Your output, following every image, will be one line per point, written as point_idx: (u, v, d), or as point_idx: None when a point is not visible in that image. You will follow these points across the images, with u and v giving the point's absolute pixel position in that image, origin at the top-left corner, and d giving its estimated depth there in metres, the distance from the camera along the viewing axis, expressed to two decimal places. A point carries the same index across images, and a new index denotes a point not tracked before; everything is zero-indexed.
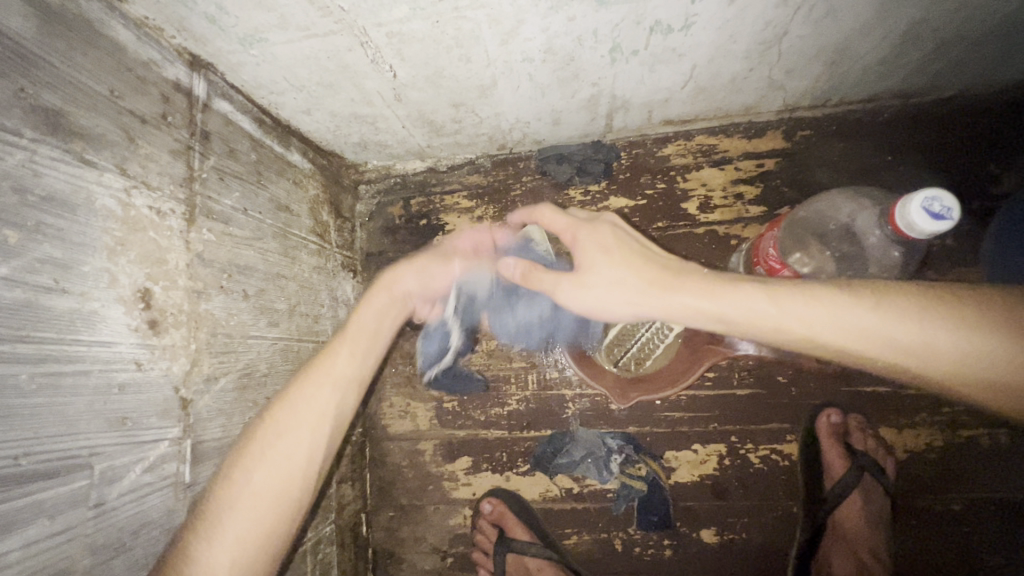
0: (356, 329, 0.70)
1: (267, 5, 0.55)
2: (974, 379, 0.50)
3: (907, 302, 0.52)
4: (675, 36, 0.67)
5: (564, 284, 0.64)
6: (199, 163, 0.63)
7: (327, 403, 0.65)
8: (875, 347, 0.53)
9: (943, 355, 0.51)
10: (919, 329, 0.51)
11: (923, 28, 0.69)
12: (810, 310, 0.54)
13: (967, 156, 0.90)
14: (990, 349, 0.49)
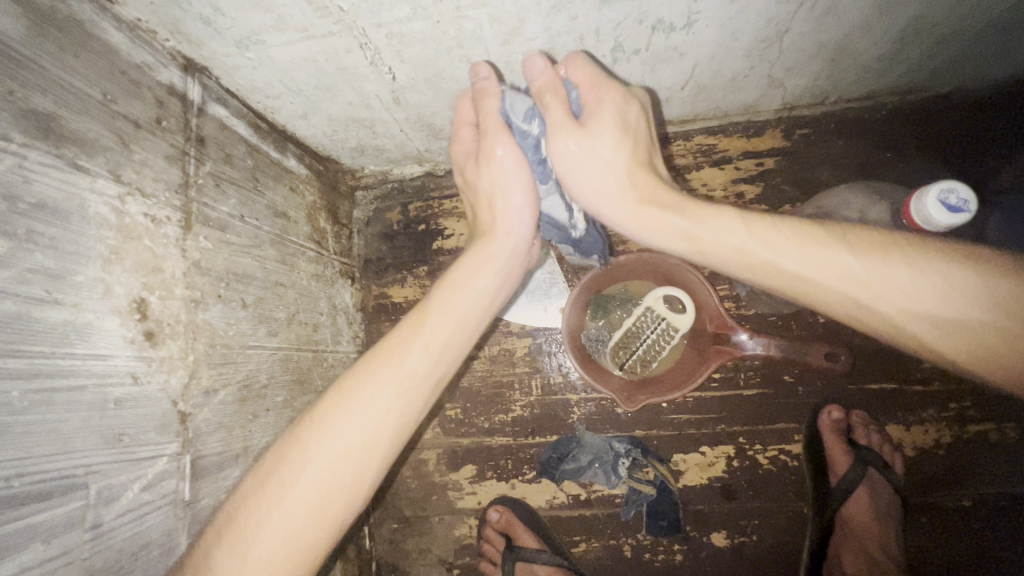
0: (446, 310, 0.62)
1: (265, 5, 0.54)
2: (933, 323, 0.47)
3: (877, 240, 0.49)
4: (677, 34, 0.67)
5: (561, 134, 0.58)
6: (195, 169, 0.61)
7: (393, 407, 0.57)
8: (834, 281, 0.50)
9: (904, 293, 0.48)
10: (883, 266, 0.48)
11: (924, 23, 0.69)
12: (779, 238, 0.52)
13: (965, 152, 0.91)
14: (950, 292, 0.46)
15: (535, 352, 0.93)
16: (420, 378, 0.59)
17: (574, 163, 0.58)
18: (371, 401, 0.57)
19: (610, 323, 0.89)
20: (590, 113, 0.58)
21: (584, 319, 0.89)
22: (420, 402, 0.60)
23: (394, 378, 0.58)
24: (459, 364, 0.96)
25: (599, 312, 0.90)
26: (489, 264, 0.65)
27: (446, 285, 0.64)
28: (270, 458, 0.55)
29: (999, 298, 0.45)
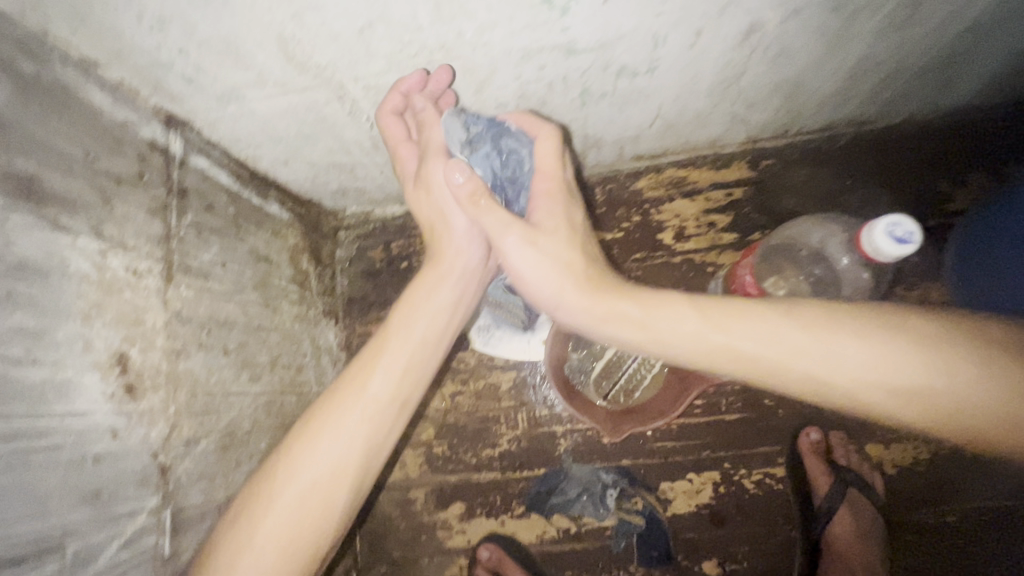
0: (405, 333, 0.64)
1: (245, 63, 0.56)
2: (889, 393, 0.48)
3: (822, 314, 0.51)
4: (641, 78, 0.70)
5: (513, 232, 0.60)
6: (176, 220, 0.62)
7: (355, 439, 0.59)
8: (789, 360, 0.51)
9: (855, 366, 0.49)
10: (832, 340, 0.50)
11: (869, 62, 0.74)
12: (732, 320, 0.54)
13: (921, 178, 0.95)
14: (896, 360, 0.48)
15: (520, 385, 0.94)
16: (385, 403, 0.61)
17: (527, 257, 0.60)
18: (336, 430, 0.58)
19: (593, 353, 0.90)
20: (538, 215, 0.63)
21: (565, 350, 0.89)
22: (386, 426, 0.62)
23: (356, 407, 0.59)
24: (445, 400, 0.96)
25: (581, 343, 0.90)
26: (444, 284, 0.67)
27: (403, 305, 0.66)
28: (244, 492, 0.58)
29: (942, 362, 0.47)
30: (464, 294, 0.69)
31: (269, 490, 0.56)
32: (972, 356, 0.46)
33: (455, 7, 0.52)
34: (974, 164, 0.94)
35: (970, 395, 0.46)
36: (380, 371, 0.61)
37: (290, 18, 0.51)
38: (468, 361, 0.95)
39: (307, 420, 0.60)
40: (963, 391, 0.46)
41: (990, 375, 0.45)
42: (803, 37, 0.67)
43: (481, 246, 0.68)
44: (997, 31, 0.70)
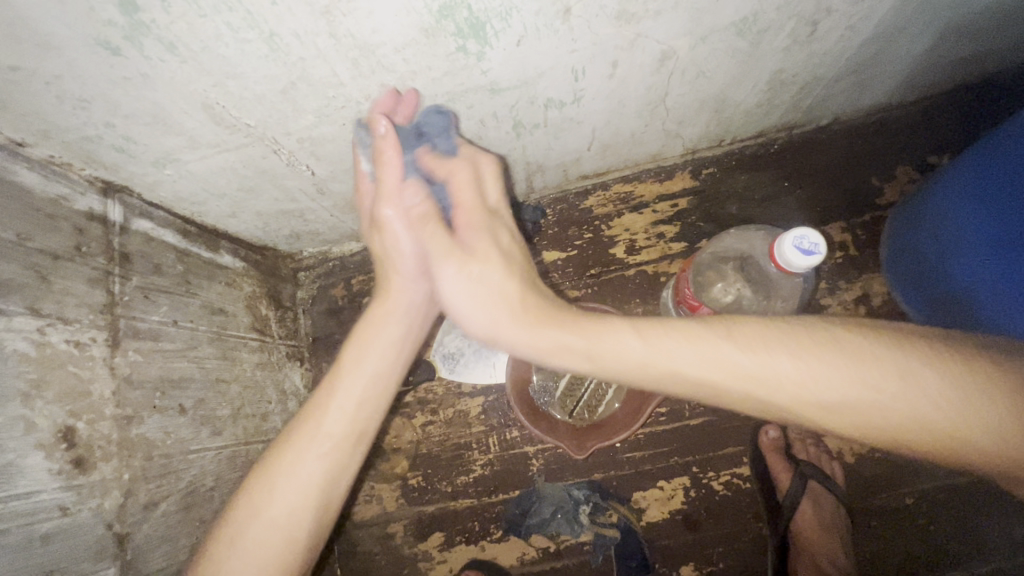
0: (356, 368, 0.65)
1: (175, 129, 0.58)
2: (824, 409, 0.50)
3: (759, 333, 0.53)
4: (569, 108, 0.73)
5: (448, 264, 0.61)
6: (121, 286, 0.63)
7: (312, 476, 0.61)
8: (725, 381, 0.53)
9: (803, 392, 0.51)
10: (770, 360, 0.52)
11: (784, 74, 0.79)
12: (678, 342, 0.54)
13: (853, 174, 1.00)
14: (827, 377, 0.50)
15: (488, 409, 0.95)
16: (339, 438, 0.63)
17: (461, 288, 0.60)
18: (286, 469, 0.61)
19: (554, 373, 0.93)
20: (470, 236, 0.62)
21: (529, 371, 0.92)
22: (343, 460, 0.63)
23: (321, 441, 0.62)
24: (416, 432, 0.96)
25: (544, 362, 0.93)
26: (394, 324, 0.68)
27: (362, 339, 0.67)
28: (214, 533, 0.60)
29: (868, 377, 0.49)
30: (412, 333, 0.70)
31: (241, 526, 0.59)
32: (894, 370, 0.49)
33: (373, 62, 0.55)
34: (902, 156, 0.99)
35: (894, 408, 0.48)
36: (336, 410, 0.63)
37: (212, 86, 0.53)
38: (436, 390, 0.96)
39: (267, 456, 0.63)
40: (886, 406, 0.49)
41: (909, 389, 0.48)
42: (717, 59, 0.70)
43: (426, 283, 0.68)
44: (897, 38, 0.75)
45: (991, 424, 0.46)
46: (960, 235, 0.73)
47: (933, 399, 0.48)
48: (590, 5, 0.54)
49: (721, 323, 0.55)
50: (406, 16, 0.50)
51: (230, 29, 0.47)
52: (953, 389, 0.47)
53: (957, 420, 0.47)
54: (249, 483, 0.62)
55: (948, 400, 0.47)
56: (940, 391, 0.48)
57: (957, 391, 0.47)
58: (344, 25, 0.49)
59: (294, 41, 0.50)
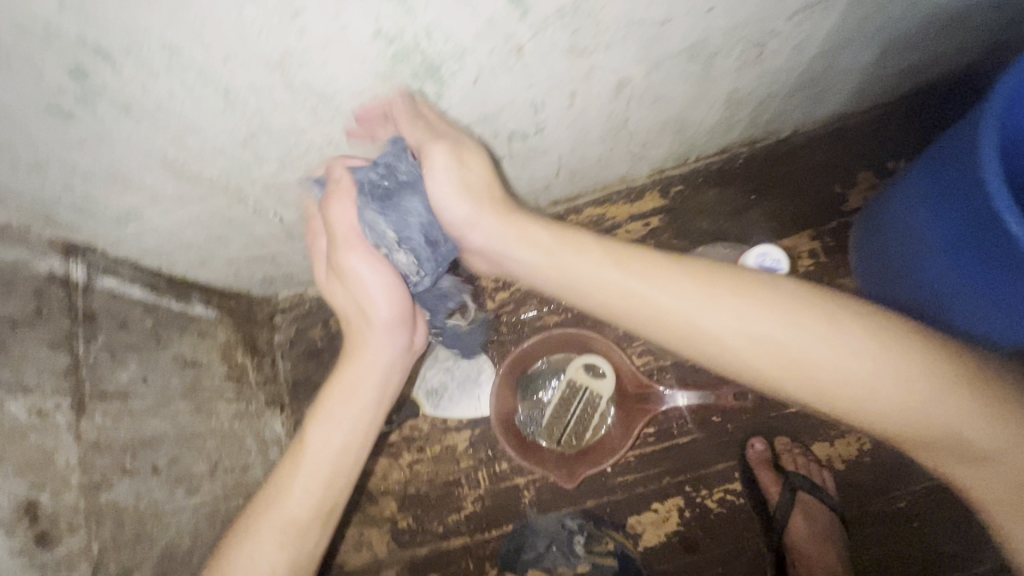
0: (322, 446, 0.63)
1: (135, 187, 0.58)
2: (749, 337, 0.51)
3: (700, 262, 0.55)
4: (532, 138, 0.74)
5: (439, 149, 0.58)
6: (85, 348, 0.61)
7: (277, 564, 0.60)
8: (675, 309, 0.53)
9: (752, 326, 0.51)
10: (705, 282, 0.53)
11: (739, 93, 0.81)
12: (630, 267, 0.55)
13: (818, 181, 1.02)
14: (757, 306, 0.52)
15: (475, 442, 0.93)
16: (305, 522, 0.62)
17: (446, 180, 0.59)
18: (252, 558, 0.59)
19: (538, 402, 0.91)
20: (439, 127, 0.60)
21: (514, 401, 0.91)
22: (312, 539, 0.63)
23: (281, 521, 0.61)
24: (404, 471, 0.94)
25: (527, 391, 0.92)
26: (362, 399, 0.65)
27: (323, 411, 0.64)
28: None
29: (795, 311, 0.51)
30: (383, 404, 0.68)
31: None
32: (819, 311, 0.51)
33: (331, 108, 0.55)
34: (862, 163, 1.01)
35: (815, 343, 0.50)
36: (294, 492, 0.62)
37: (170, 143, 0.53)
38: (421, 427, 0.94)
39: (231, 543, 0.61)
40: (807, 343, 0.50)
41: (832, 328, 0.50)
42: (673, 83, 0.72)
43: (396, 337, 0.66)
44: (842, 53, 0.78)
45: (899, 375, 0.49)
46: (921, 238, 0.75)
47: (851, 343, 0.50)
48: (540, 42, 0.55)
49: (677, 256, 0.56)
50: (359, 64, 0.50)
51: (184, 88, 0.47)
52: (873, 337, 0.50)
53: (869, 365, 0.49)
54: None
55: (867, 346, 0.49)
56: (859, 337, 0.50)
57: (876, 335, 0.50)
58: (299, 76, 0.49)
59: (248, 95, 0.50)
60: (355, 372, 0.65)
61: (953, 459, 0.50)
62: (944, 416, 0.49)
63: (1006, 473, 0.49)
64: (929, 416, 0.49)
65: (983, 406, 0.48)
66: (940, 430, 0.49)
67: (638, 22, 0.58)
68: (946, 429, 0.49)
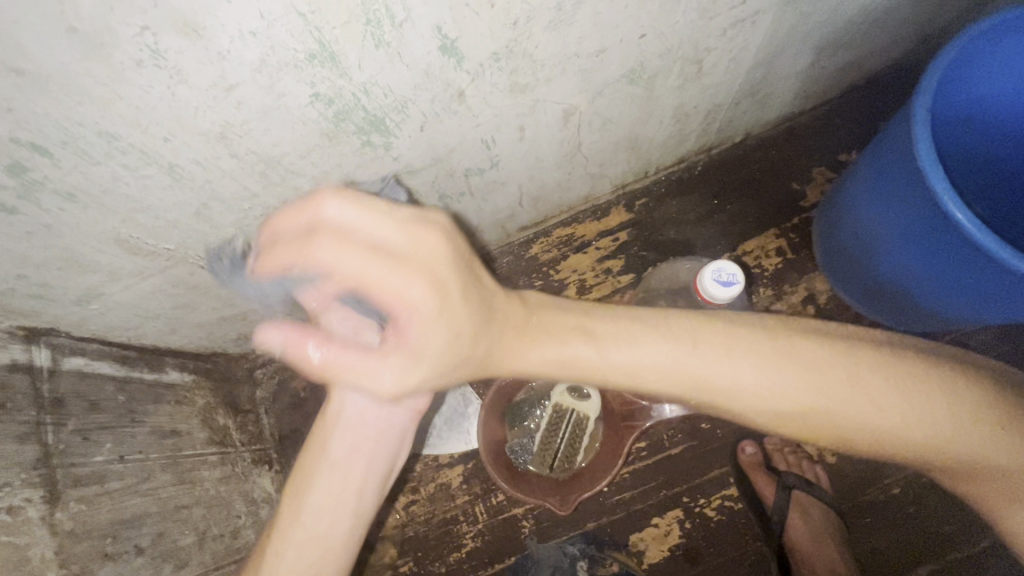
0: (299, 508, 0.57)
1: (92, 268, 0.58)
2: (778, 413, 0.53)
3: (723, 346, 0.52)
4: (488, 173, 0.75)
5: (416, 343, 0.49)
6: (55, 436, 0.60)
7: None
8: (690, 396, 0.54)
9: (768, 400, 0.52)
10: (735, 374, 0.52)
11: (687, 107, 0.84)
12: (633, 360, 0.52)
13: (776, 179, 1.04)
14: (788, 377, 0.52)
15: (470, 476, 0.93)
16: None
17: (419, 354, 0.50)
18: None
19: (526, 429, 0.90)
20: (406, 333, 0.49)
21: (503, 430, 0.90)
22: None
23: None
24: (400, 514, 0.92)
25: (514, 420, 0.90)
26: (342, 460, 0.59)
27: (298, 473, 0.59)
28: None
29: (824, 377, 0.52)
30: (365, 464, 0.59)
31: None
32: (842, 375, 0.52)
33: (281, 171, 0.56)
34: (816, 158, 1.04)
35: (844, 409, 0.52)
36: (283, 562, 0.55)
37: (121, 223, 0.53)
38: (413, 468, 0.93)
39: None
40: (837, 406, 0.52)
41: (859, 387, 0.52)
42: (618, 106, 0.75)
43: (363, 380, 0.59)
44: (778, 59, 0.81)
45: (933, 427, 0.52)
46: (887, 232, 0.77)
47: (889, 406, 0.52)
48: (481, 85, 0.57)
49: (688, 334, 0.53)
50: (303, 127, 0.51)
51: (129, 169, 0.47)
52: (909, 393, 0.52)
53: (893, 420, 0.52)
54: None
55: (900, 407, 0.52)
56: (895, 398, 0.52)
57: (901, 387, 0.52)
58: (244, 144, 0.50)
59: (195, 168, 0.50)
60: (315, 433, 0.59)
61: (980, 481, 0.56)
62: (974, 453, 0.53)
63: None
64: (959, 456, 0.53)
65: (1010, 441, 0.53)
66: (970, 462, 0.54)
67: (574, 55, 0.59)
68: (977, 461, 0.54)
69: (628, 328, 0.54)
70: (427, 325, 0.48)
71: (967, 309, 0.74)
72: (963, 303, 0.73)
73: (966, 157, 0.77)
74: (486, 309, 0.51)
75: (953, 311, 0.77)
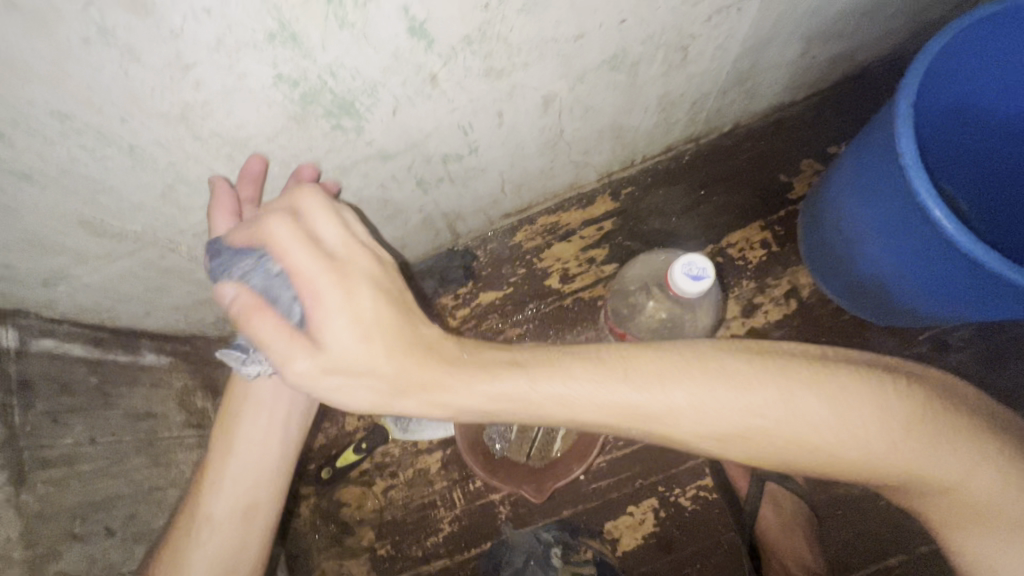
0: (232, 438, 0.62)
1: (56, 249, 0.57)
2: (722, 439, 0.51)
3: (657, 372, 0.51)
4: (467, 159, 0.74)
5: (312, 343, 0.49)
6: (22, 417, 0.59)
7: (202, 564, 0.57)
8: (624, 415, 0.51)
9: (701, 419, 0.51)
10: (668, 393, 0.50)
11: (672, 95, 0.82)
12: (563, 375, 0.51)
13: (763, 171, 1.03)
14: (727, 404, 0.50)
15: (448, 462, 0.93)
16: (230, 515, 0.59)
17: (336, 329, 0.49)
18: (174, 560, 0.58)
19: None
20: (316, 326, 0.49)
21: (481, 418, 0.89)
22: (235, 536, 0.59)
23: (222, 511, 0.59)
24: (378, 498, 0.93)
25: None
26: (270, 402, 0.63)
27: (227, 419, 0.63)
28: None
29: (761, 402, 0.50)
30: (289, 404, 0.65)
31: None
32: (779, 399, 0.50)
33: (249, 154, 0.55)
34: (805, 150, 1.03)
35: (787, 438, 0.51)
36: (225, 486, 0.60)
37: (83, 205, 0.52)
38: (392, 453, 0.94)
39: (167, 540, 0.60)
40: (777, 433, 0.50)
41: (797, 412, 0.50)
42: (600, 93, 0.73)
43: None
44: (766, 49, 0.79)
45: (865, 445, 0.51)
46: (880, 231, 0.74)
47: (824, 430, 0.50)
48: (454, 69, 0.56)
49: (615, 355, 0.53)
50: (268, 109, 0.50)
51: (86, 149, 0.46)
52: (846, 420, 0.50)
53: (833, 449, 0.51)
54: None
55: (837, 431, 0.50)
56: (830, 428, 0.50)
57: (843, 409, 0.50)
58: (206, 126, 0.49)
59: (158, 149, 0.49)
60: (243, 381, 0.63)
61: (923, 497, 0.55)
62: (910, 470, 0.52)
63: (963, 500, 0.54)
64: (896, 472, 0.52)
65: (947, 454, 0.52)
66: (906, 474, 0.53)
67: (550, 40, 0.58)
68: (915, 475, 0.53)
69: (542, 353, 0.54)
70: (330, 296, 0.49)
71: (943, 306, 0.74)
72: (939, 300, 0.74)
73: (953, 153, 0.76)
74: (410, 334, 0.52)
75: (928, 306, 0.76)
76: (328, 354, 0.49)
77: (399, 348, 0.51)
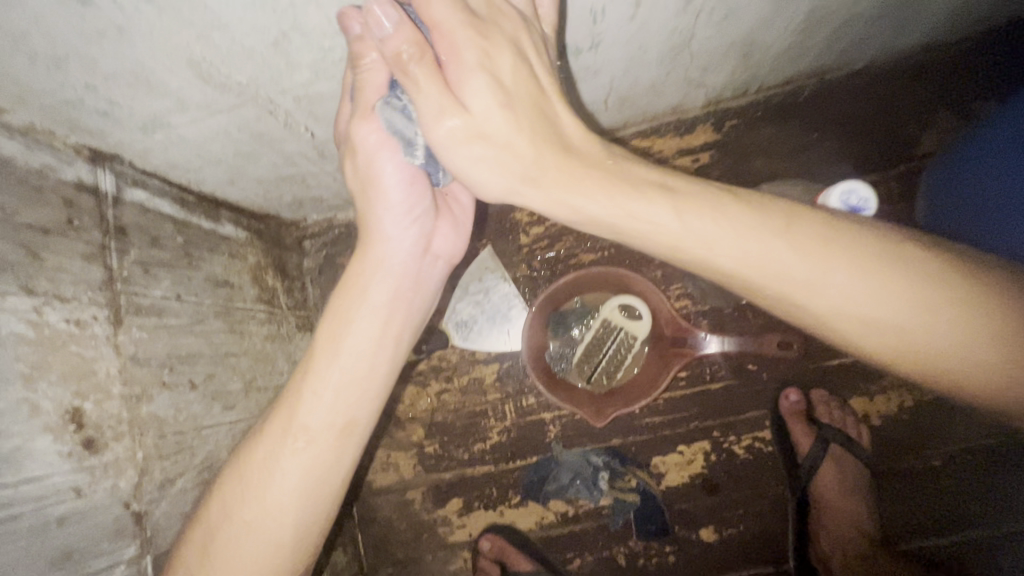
0: (336, 344, 0.55)
1: (160, 92, 0.54)
2: (868, 325, 0.43)
3: (821, 232, 0.44)
4: (585, 55, 0.67)
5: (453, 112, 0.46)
6: (118, 261, 0.60)
7: (291, 476, 0.53)
8: (761, 272, 0.45)
9: (855, 296, 0.43)
10: (822, 254, 0.43)
11: (822, 13, 0.71)
12: (709, 212, 0.45)
13: (890, 120, 0.93)
14: (895, 284, 0.42)
15: (503, 377, 0.93)
16: (327, 428, 0.55)
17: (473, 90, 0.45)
18: (267, 464, 0.54)
19: (570, 339, 0.89)
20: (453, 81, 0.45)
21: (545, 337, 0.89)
22: (330, 452, 0.55)
23: (316, 422, 0.54)
24: (432, 399, 0.95)
25: (558, 329, 0.90)
26: (377, 314, 0.57)
27: (329, 324, 0.56)
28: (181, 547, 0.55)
29: (940, 297, 0.41)
30: (404, 313, 0.58)
31: (222, 544, 0.53)
32: (961, 300, 0.41)
33: None
34: (946, 101, 0.91)
35: (958, 343, 0.41)
36: (325, 394, 0.55)
37: (194, 40, 0.48)
38: (450, 358, 0.94)
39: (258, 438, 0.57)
40: (944, 339, 0.41)
41: (986, 317, 0.41)
42: None
43: (404, 229, 0.57)
44: None
45: None
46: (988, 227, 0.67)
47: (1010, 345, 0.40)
48: None
49: (775, 204, 0.46)
50: None
51: None
52: None
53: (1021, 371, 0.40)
54: (227, 487, 0.55)
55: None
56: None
57: None
58: None
59: None
60: (354, 270, 0.57)
61: None
62: None
63: None
64: None
65: None
66: None
67: None
68: None
69: (696, 186, 0.47)
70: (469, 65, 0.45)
71: None
72: None
73: None
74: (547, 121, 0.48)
75: None
76: (471, 112, 0.46)
77: (535, 123, 0.47)
